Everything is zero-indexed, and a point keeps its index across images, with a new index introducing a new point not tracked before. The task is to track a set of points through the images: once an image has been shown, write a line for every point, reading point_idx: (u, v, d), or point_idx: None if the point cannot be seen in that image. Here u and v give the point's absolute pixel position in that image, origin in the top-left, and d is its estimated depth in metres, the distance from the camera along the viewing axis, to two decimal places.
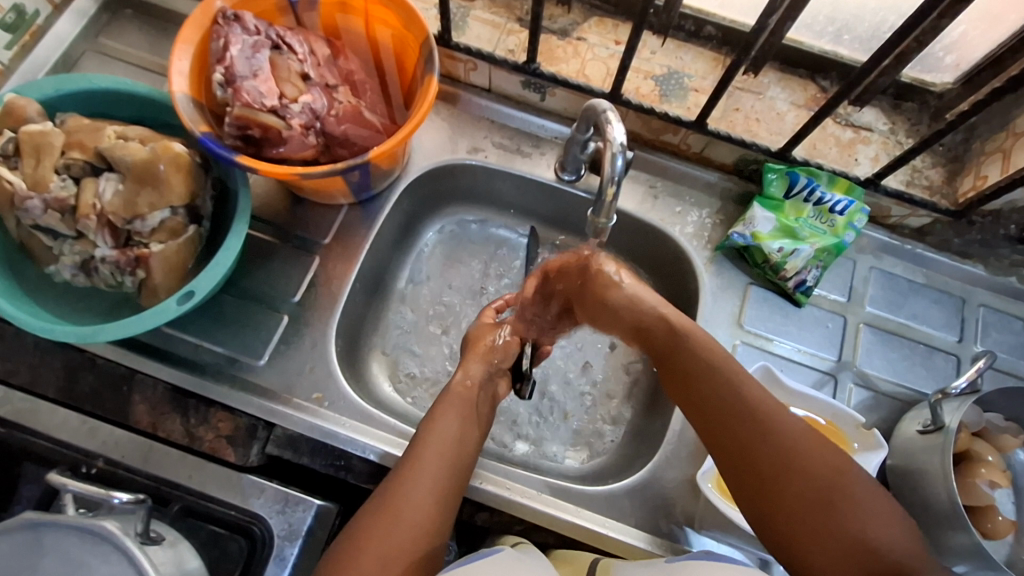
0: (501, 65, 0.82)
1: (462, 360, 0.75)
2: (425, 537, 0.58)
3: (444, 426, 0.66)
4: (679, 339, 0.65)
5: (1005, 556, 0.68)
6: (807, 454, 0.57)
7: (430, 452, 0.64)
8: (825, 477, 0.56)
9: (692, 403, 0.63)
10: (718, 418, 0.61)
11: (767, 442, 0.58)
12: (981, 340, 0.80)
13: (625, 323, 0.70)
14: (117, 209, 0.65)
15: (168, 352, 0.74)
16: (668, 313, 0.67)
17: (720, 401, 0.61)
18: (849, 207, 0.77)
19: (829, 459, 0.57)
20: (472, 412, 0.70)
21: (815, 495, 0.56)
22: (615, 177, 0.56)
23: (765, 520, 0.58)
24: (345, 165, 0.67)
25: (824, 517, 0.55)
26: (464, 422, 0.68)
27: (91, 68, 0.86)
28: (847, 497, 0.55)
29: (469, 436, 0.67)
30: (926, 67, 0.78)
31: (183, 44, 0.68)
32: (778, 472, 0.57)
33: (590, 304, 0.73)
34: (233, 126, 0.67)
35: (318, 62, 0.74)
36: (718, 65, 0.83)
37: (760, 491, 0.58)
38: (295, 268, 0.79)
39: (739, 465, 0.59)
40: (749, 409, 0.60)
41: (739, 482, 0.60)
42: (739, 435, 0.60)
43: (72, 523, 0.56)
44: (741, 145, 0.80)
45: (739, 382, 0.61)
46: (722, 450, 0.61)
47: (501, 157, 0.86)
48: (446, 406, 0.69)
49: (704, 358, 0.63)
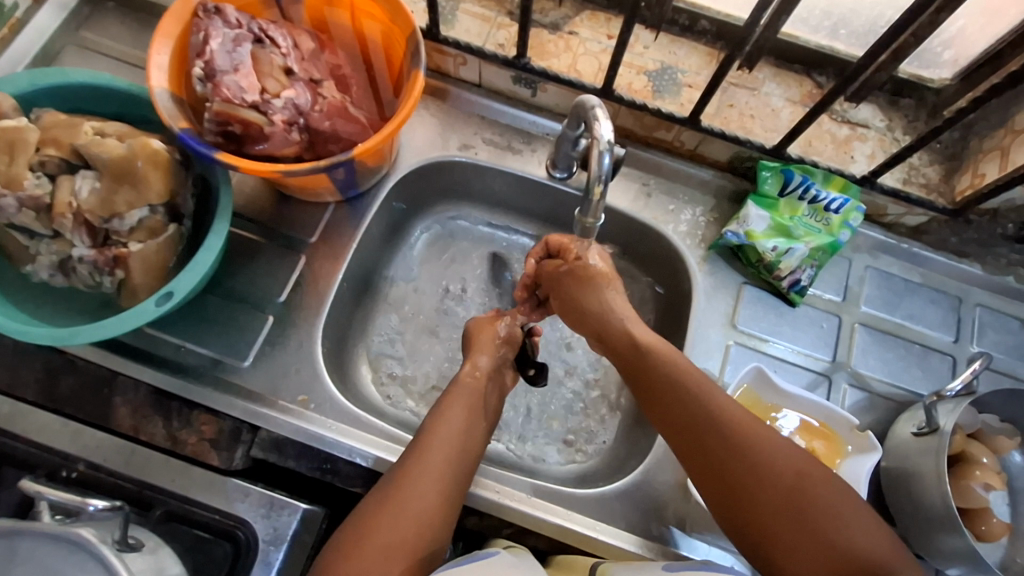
0: (491, 59, 0.80)
1: (467, 356, 0.72)
2: (427, 531, 0.57)
3: (452, 416, 0.65)
4: (643, 354, 0.64)
5: (999, 559, 0.68)
6: (772, 462, 0.56)
7: (438, 442, 0.62)
8: (789, 486, 0.55)
9: (659, 416, 0.63)
10: (684, 429, 0.60)
11: (733, 452, 0.57)
12: (978, 340, 0.79)
13: (591, 329, 0.69)
14: (93, 208, 0.64)
15: (150, 354, 0.72)
16: (634, 329, 0.66)
17: (685, 413, 0.60)
18: (844, 205, 0.76)
19: (793, 467, 0.56)
20: (482, 403, 0.68)
21: (782, 504, 0.55)
22: (603, 176, 0.55)
23: (739, 528, 0.57)
24: (328, 163, 0.65)
25: (793, 526, 0.54)
26: (472, 413, 0.66)
27: (72, 62, 0.84)
28: (814, 507, 0.54)
29: (475, 427, 0.65)
30: (924, 63, 0.76)
31: (162, 38, 0.66)
32: (745, 480, 0.56)
33: (564, 297, 0.70)
34: (213, 122, 0.65)
35: (302, 56, 0.72)
36: (712, 59, 0.81)
37: (729, 501, 0.57)
38: (281, 267, 0.77)
39: (708, 473, 0.59)
40: (715, 421, 0.59)
41: (713, 491, 0.58)
42: (707, 446, 0.59)
43: (47, 531, 0.55)
44: (735, 141, 0.79)
45: (704, 394, 0.60)
46: (695, 460, 0.60)
47: (492, 154, 0.85)
48: (456, 396, 0.67)
49: (665, 371, 0.62)
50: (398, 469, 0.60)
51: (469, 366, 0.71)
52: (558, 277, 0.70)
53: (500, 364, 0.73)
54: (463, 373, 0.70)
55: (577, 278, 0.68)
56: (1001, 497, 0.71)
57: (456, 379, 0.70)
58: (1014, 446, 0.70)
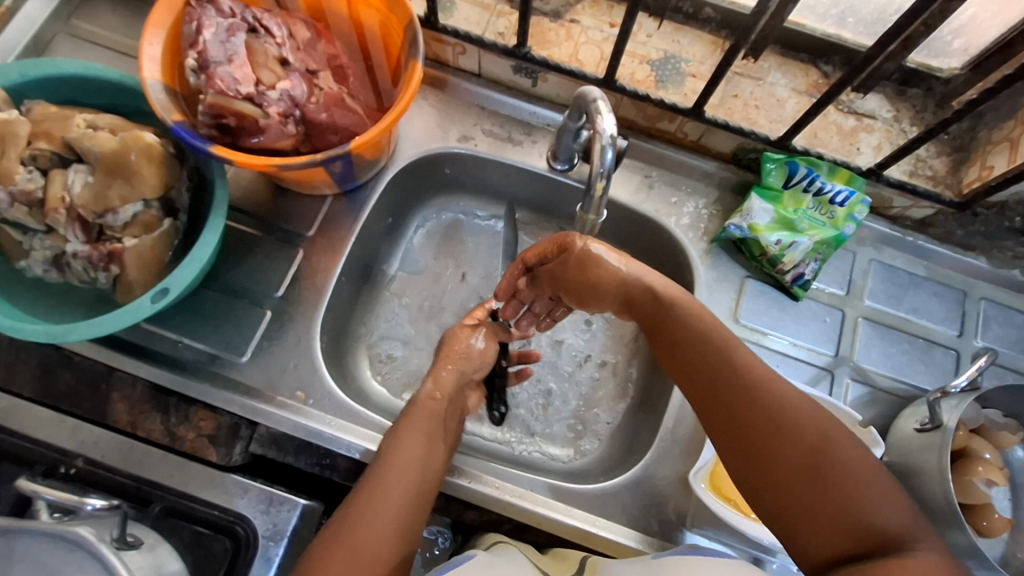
0: (491, 49, 0.78)
1: (433, 368, 0.73)
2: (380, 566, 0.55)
3: (403, 452, 0.62)
4: (665, 307, 0.64)
5: (998, 553, 0.68)
6: (793, 416, 0.54)
7: (391, 480, 0.60)
8: (811, 444, 0.53)
9: (682, 371, 0.62)
10: (705, 382, 0.59)
11: (752, 404, 0.56)
12: (982, 334, 0.78)
13: (612, 300, 0.69)
14: (87, 202, 0.63)
15: (148, 350, 0.71)
16: (653, 282, 0.66)
17: (709, 366, 0.59)
18: (849, 198, 0.75)
19: (819, 426, 0.54)
20: (438, 437, 0.65)
21: (801, 461, 0.53)
22: (605, 170, 0.53)
23: (756, 488, 0.55)
24: (324, 156, 0.64)
25: (813, 486, 0.51)
26: (427, 444, 0.64)
27: (64, 51, 0.82)
28: (836, 462, 0.52)
29: (432, 456, 0.63)
30: (933, 52, 0.75)
31: (153, 28, 0.64)
32: (763, 436, 0.55)
33: (569, 287, 0.70)
34: (207, 114, 0.64)
35: (298, 46, 0.71)
36: (717, 49, 0.80)
37: (746, 459, 0.55)
38: (278, 261, 0.76)
39: (727, 427, 0.57)
40: (735, 372, 0.58)
41: (728, 448, 0.57)
42: (726, 398, 0.57)
43: (45, 529, 0.55)
44: (740, 133, 0.77)
45: (728, 347, 0.60)
46: (713, 418, 0.58)
47: (491, 145, 0.83)
48: (408, 430, 0.64)
49: (691, 326, 0.62)
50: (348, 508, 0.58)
51: (422, 400, 0.69)
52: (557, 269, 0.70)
53: (457, 398, 0.72)
54: (416, 407, 0.68)
55: (577, 264, 0.68)
56: (1003, 493, 0.70)
57: (407, 412, 0.67)
58: (1017, 442, 0.70)
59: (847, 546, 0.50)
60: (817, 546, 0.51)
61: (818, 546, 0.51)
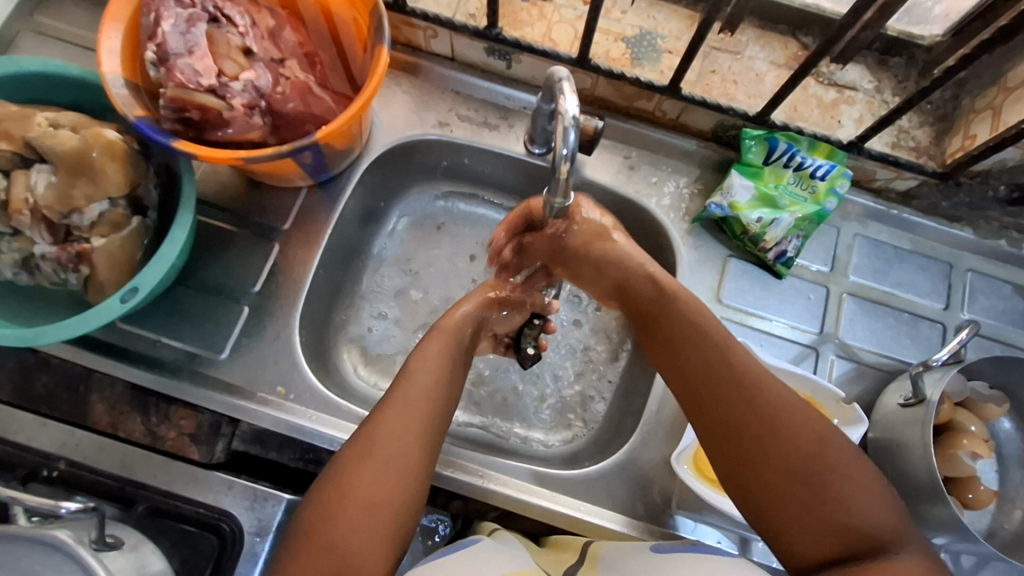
0: (462, 31, 0.76)
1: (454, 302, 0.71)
2: (356, 560, 0.52)
3: (394, 417, 0.58)
4: (664, 301, 0.63)
5: (984, 524, 0.68)
6: (784, 420, 0.54)
7: (392, 428, 0.58)
8: (803, 444, 0.53)
9: (676, 368, 0.61)
10: (697, 384, 0.59)
11: (746, 405, 0.56)
12: (968, 306, 0.78)
13: (609, 281, 0.68)
14: (50, 203, 0.62)
15: (125, 350, 0.71)
16: (657, 272, 0.65)
17: (705, 364, 0.59)
18: (830, 171, 0.74)
19: (812, 429, 0.54)
20: (443, 389, 0.62)
21: (791, 465, 0.53)
22: (569, 151, 0.51)
23: (744, 493, 0.55)
24: (289, 146, 0.62)
25: (802, 490, 0.52)
26: (421, 413, 0.59)
27: (27, 49, 0.80)
28: (824, 467, 0.52)
29: (428, 427, 0.59)
30: (914, 19, 0.73)
31: (111, 20, 0.63)
32: (758, 440, 0.54)
33: (571, 257, 0.69)
34: (170, 109, 0.63)
35: (261, 34, 0.69)
36: (693, 23, 0.78)
37: (738, 463, 0.55)
38: (254, 256, 0.76)
39: (718, 429, 0.56)
40: (729, 372, 0.57)
41: (719, 453, 0.56)
42: (719, 399, 0.57)
43: (22, 534, 0.55)
44: (718, 110, 0.75)
45: (728, 348, 0.59)
46: (705, 421, 0.57)
47: (468, 131, 0.82)
48: (412, 377, 0.62)
49: (690, 322, 0.61)
50: (343, 459, 0.56)
51: (430, 342, 0.65)
52: (555, 247, 0.70)
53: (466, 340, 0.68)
54: (423, 349, 0.64)
55: (582, 237, 0.67)
56: (989, 464, 0.71)
57: (414, 354, 0.64)
58: (1003, 413, 0.69)
59: (834, 549, 0.51)
60: (804, 549, 0.52)
61: (803, 547, 0.52)
